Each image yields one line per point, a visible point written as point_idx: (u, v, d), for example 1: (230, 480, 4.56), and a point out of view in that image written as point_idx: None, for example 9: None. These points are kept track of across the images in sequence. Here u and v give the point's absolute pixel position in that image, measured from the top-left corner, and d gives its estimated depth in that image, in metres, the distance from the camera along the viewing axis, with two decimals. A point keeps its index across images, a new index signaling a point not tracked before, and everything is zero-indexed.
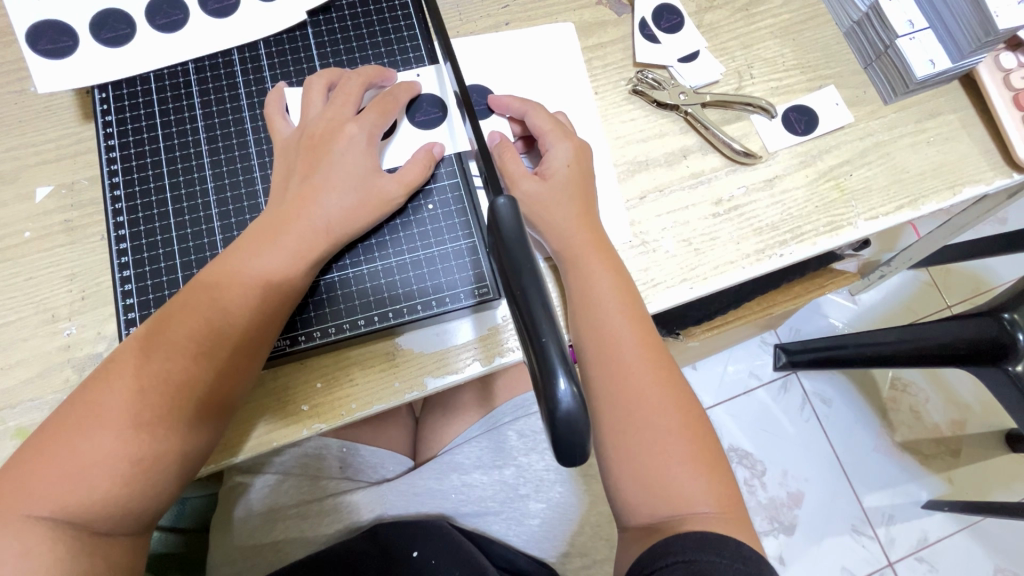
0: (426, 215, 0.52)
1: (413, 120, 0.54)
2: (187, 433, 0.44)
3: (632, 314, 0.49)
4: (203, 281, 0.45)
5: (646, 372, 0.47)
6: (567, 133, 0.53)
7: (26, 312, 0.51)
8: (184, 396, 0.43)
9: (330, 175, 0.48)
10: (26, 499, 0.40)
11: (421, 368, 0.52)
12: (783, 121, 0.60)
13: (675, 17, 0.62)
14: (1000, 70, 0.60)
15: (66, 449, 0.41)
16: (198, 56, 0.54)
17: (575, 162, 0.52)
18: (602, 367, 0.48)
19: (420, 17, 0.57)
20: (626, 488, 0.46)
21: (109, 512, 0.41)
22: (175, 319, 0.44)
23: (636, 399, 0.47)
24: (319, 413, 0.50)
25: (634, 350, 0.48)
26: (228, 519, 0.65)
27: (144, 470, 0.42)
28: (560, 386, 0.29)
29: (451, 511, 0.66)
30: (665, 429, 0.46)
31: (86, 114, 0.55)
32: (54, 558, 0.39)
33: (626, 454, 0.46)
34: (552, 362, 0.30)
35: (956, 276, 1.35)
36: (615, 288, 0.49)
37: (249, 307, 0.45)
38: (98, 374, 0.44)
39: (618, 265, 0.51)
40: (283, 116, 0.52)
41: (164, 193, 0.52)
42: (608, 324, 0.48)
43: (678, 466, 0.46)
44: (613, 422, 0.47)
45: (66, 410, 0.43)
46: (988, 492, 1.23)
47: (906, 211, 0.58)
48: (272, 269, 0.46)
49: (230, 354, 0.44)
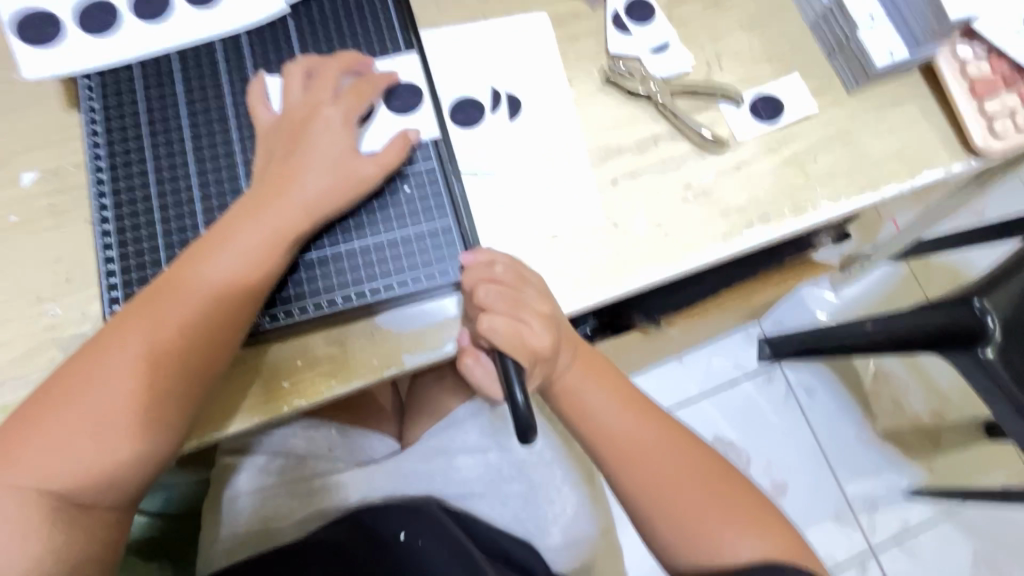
0: (403, 197, 0.54)
1: (390, 106, 0.55)
2: (172, 404, 0.45)
3: (617, 392, 0.53)
4: (189, 256, 0.47)
5: (650, 443, 0.51)
6: (515, 302, 0.49)
7: (12, 294, 0.52)
8: (169, 366, 0.45)
9: (308, 158, 0.49)
10: (12, 468, 0.41)
11: (402, 346, 0.53)
12: (751, 109, 0.62)
13: (647, 9, 0.64)
14: (956, 59, 0.62)
15: (54, 417, 0.42)
16: (181, 45, 0.55)
17: (513, 319, 0.49)
18: (623, 469, 0.51)
19: (398, 8, 0.59)
20: (682, 552, 0.50)
21: (95, 482, 0.43)
22: (162, 293, 0.46)
23: (657, 476, 0.50)
24: (301, 389, 0.52)
25: (638, 437, 0.52)
26: (218, 503, 0.66)
27: (131, 440, 0.43)
28: (518, 395, 0.46)
29: (439, 492, 0.66)
30: (688, 485, 0.50)
31: (71, 103, 0.57)
32: (37, 527, 0.41)
33: (665, 522, 0.50)
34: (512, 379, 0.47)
35: (933, 268, 1.38)
36: (602, 391, 0.53)
37: (226, 316, 0.46)
38: (71, 375, 0.44)
39: (594, 367, 0.54)
40: (265, 103, 0.53)
41: (147, 177, 0.53)
42: (608, 426, 0.52)
43: (714, 516, 0.49)
44: (647, 504, 0.50)
45: (38, 409, 0.43)
46: (966, 479, 1.26)
47: (870, 195, 0.61)
48: (249, 278, 0.47)
49: (214, 327, 0.46)
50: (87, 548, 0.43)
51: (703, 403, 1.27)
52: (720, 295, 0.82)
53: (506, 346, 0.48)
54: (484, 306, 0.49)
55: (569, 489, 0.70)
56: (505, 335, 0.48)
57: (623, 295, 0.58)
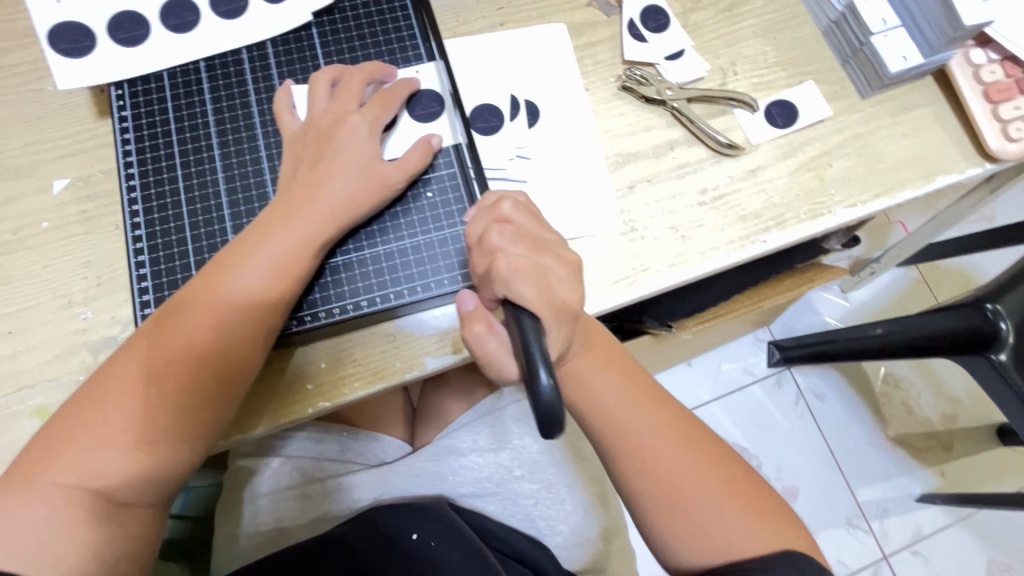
0: (426, 203, 0.55)
1: (412, 113, 0.57)
2: (205, 405, 0.46)
3: (629, 385, 0.52)
4: (220, 260, 0.48)
5: (660, 436, 0.50)
6: (536, 244, 0.47)
7: (44, 298, 0.53)
8: (202, 368, 0.46)
9: (335, 164, 0.50)
10: (54, 468, 0.42)
11: (420, 347, 0.54)
12: (766, 115, 0.63)
13: (662, 17, 0.65)
14: (970, 65, 0.63)
15: (94, 418, 0.44)
16: (209, 55, 0.57)
17: (535, 264, 0.45)
18: (631, 465, 0.50)
19: (419, 18, 0.60)
20: (688, 547, 0.49)
21: (132, 482, 0.44)
22: (194, 295, 0.47)
23: (666, 471, 0.49)
24: (322, 391, 0.53)
25: (649, 433, 0.50)
26: (236, 503, 0.67)
27: (164, 439, 0.45)
28: (542, 380, 0.38)
29: (450, 492, 0.68)
30: (697, 482, 0.49)
31: (101, 112, 0.58)
32: (72, 528, 0.41)
33: (672, 516, 0.49)
34: (537, 364, 0.39)
35: (944, 272, 1.38)
36: (615, 383, 0.51)
37: (254, 326, 0.47)
38: (105, 380, 0.45)
39: (607, 356, 0.52)
40: (291, 111, 0.54)
41: (177, 184, 0.54)
42: (618, 419, 0.50)
43: (725, 512, 0.49)
44: (654, 499, 0.49)
45: (72, 412, 0.44)
46: (979, 484, 1.25)
47: (883, 199, 0.61)
48: (275, 286, 0.48)
49: (245, 329, 0.47)
50: (124, 548, 0.44)
51: (713, 407, 1.27)
52: (732, 300, 0.82)
53: (534, 298, 0.44)
54: (499, 249, 0.46)
55: (580, 488, 0.70)
56: (531, 282, 0.44)
57: (640, 298, 0.58)
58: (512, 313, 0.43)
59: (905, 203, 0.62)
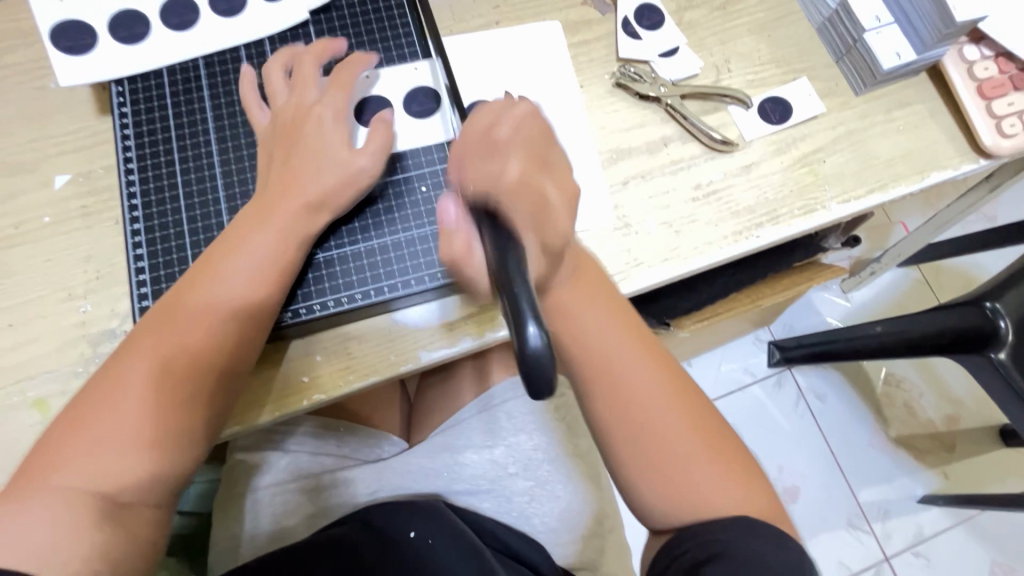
0: (419, 197, 0.56)
1: (406, 110, 0.57)
2: (203, 399, 0.47)
3: (613, 321, 0.51)
4: (203, 261, 0.49)
5: (644, 380, 0.50)
6: (542, 155, 0.45)
7: (45, 291, 0.54)
8: (199, 363, 0.47)
9: (308, 157, 0.51)
10: (54, 477, 0.42)
11: (415, 342, 0.54)
12: (759, 112, 0.63)
13: (656, 15, 0.65)
14: (964, 61, 0.63)
15: (90, 425, 0.44)
16: (208, 52, 0.58)
17: (537, 174, 0.43)
18: (609, 401, 0.49)
19: (415, 16, 0.61)
20: (653, 489, 0.49)
21: (135, 480, 0.44)
22: (181, 298, 0.48)
23: (642, 410, 0.49)
24: (318, 384, 0.53)
25: (632, 373, 0.50)
26: (233, 499, 0.67)
27: (168, 424, 0.45)
28: (530, 328, 0.29)
29: (445, 489, 0.68)
30: (674, 432, 0.49)
31: (102, 109, 0.59)
32: (79, 530, 0.41)
33: (640, 460, 0.49)
34: (523, 311, 0.30)
35: (945, 272, 1.38)
36: (600, 317, 0.50)
37: (250, 309, 0.48)
38: (102, 380, 0.46)
39: (597, 284, 0.51)
40: (259, 106, 0.55)
41: (175, 179, 0.55)
42: (601, 355, 0.50)
43: (695, 463, 0.49)
44: (630, 441, 0.49)
45: (71, 416, 0.45)
46: (982, 486, 1.25)
47: (879, 195, 0.61)
48: (268, 271, 0.49)
49: (234, 323, 0.48)
50: (129, 547, 0.43)
51: None
52: (730, 299, 0.83)
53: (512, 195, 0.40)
54: (502, 154, 0.43)
55: (575, 484, 0.69)
56: (528, 190, 0.41)
57: (633, 293, 0.58)
58: (495, 237, 0.35)
59: (900, 199, 0.63)
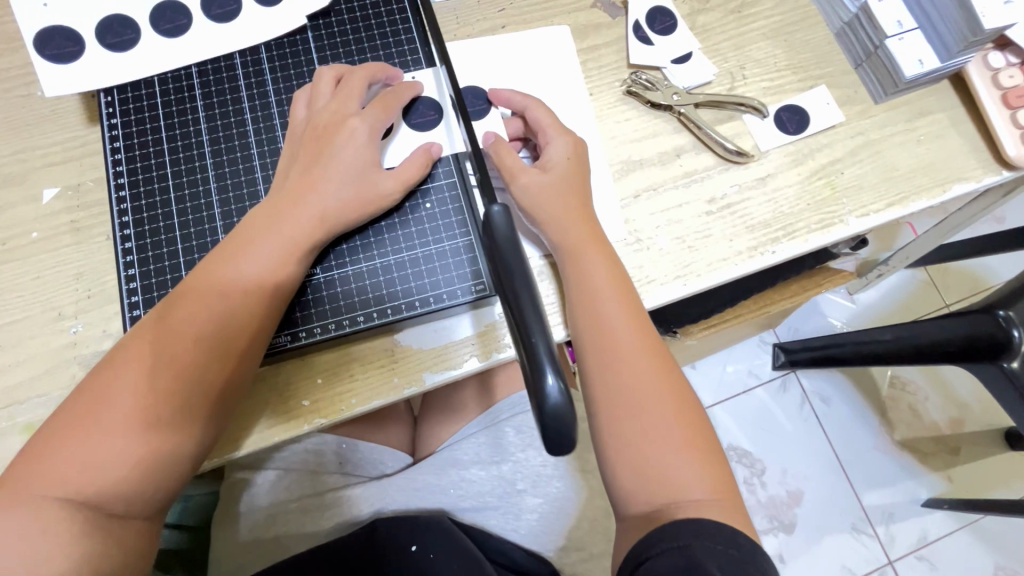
0: (424, 214, 0.54)
1: (410, 122, 0.55)
2: (201, 405, 0.45)
3: (622, 288, 0.50)
4: (214, 254, 0.47)
5: (639, 346, 0.49)
6: (580, 174, 0.53)
7: (34, 311, 0.52)
8: (201, 358, 0.44)
9: (331, 169, 0.49)
10: (47, 470, 0.41)
11: (421, 363, 0.53)
12: (775, 121, 0.61)
13: (669, 18, 0.63)
14: (988, 69, 0.61)
15: (89, 416, 0.42)
16: (201, 60, 0.55)
17: (577, 182, 0.53)
18: (598, 357, 0.49)
19: (418, 21, 0.58)
20: (629, 466, 0.47)
21: (126, 484, 0.42)
22: (187, 293, 0.46)
23: (637, 386, 0.48)
24: (319, 408, 0.51)
25: (630, 337, 0.49)
26: (232, 517, 0.65)
27: (165, 421, 0.43)
28: (548, 382, 0.33)
29: (451, 506, 0.66)
30: (653, 407, 0.47)
31: (92, 118, 0.56)
32: (67, 538, 0.40)
33: (623, 434, 0.47)
34: (542, 363, 0.34)
35: (953, 274, 1.36)
36: (611, 281, 0.50)
37: (255, 308, 0.46)
38: (105, 366, 0.44)
39: (614, 258, 0.52)
40: (302, 102, 0.53)
41: (168, 194, 0.53)
42: (603, 315, 0.49)
43: (676, 453, 0.47)
44: (609, 401, 0.48)
45: (72, 404, 0.43)
46: (987, 490, 1.24)
47: (898, 209, 0.59)
48: (270, 264, 0.47)
49: (236, 328, 0.46)
50: (120, 560, 0.42)
51: (717, 410, 1.26)
52: (737, 305, 0.80)
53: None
54: (547, 164, 0.53)
55: (583, 502, 0.67)
56: (571, 196, 0.52)
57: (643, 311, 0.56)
58: (502, 267, 0.37)
59: (920, 212, 0.60)
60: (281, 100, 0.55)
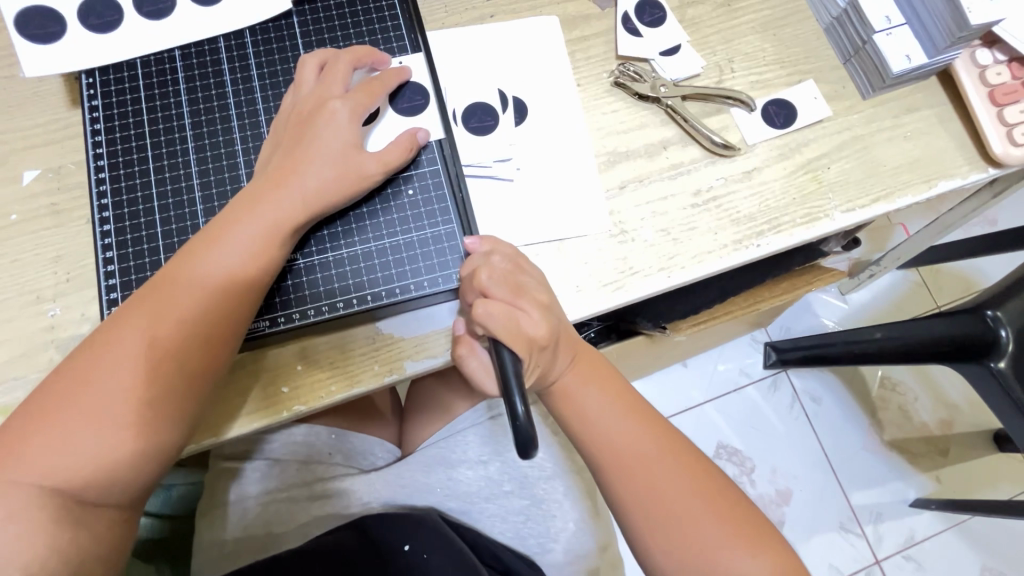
0: (406, 201, 0.53)
1: (396, 108, 0.55)
2: (180, 396, 0.44)
3: (610, 393, 0.52)
4: (188, 245, 0.47)
5: (644, 445, 0.50)
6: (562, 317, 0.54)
7: (11, 294, 0.52)
8: (181, 350, 0.44)
9: (312, 152, 0.48)
10: (22, 460, 0.41)
11: (400, 352, 0.52)
12: (763, 115, 0.61)
13: (657, 11, 0.62)
14: (976, 66, 0.61)
15: (62, 409, 0.42)
16: (184, 43, 0.55)
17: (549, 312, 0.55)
18: (608, 465, 0.50)
19: (404, 8, 0.58)
20: (651, 534, 0.48)
21: (103, 477, 0.42)
22: (167, 280, 0.45)
23: (650, 483, 0.49)
24: (297, 396, 0.51)
25: (631, 439, 0.50)
26: (218, 504, 0.65)
27: (143, 414, 0.43)
28: (518, 406, 0.42)
29: (439, 505, 0.66)
30: (674, 493, 0.48)
31: (73, 101, 0.56)
32: (36, 526, 0.40)
33: (665, 539, 0.48)
34: (513, 391, 0.43)
35: (945, 276, 1.36)
36: (599, 395, 0.52)
37: (236, 298, 0.46)
38: (82, 357, 0.43)
39: (590, 364, 0.53)
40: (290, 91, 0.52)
41: (148, 178, 0.53)
42: (600, 428, 0.50)
43: (711, 535, 0.47)
44: (647, 523, 0.48)
45: (46, 396, 0.42)
46: (974, 491, 1.24)
47: (883, 204, 0.59)
48: (250, 253, 0.46)
49: (216, 317, 0.45)
50: (94, 550, 0.42)
51: (708, 408, 1.25)
52: (727, 301, 0.79)
53: (506, 334, 0.46)
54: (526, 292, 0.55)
55: (571, 502, 0.67)
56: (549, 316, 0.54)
57: (627, 304, 0.56)
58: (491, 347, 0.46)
59: (906, 208, 0.61)
60: (265, 85, 0.55)
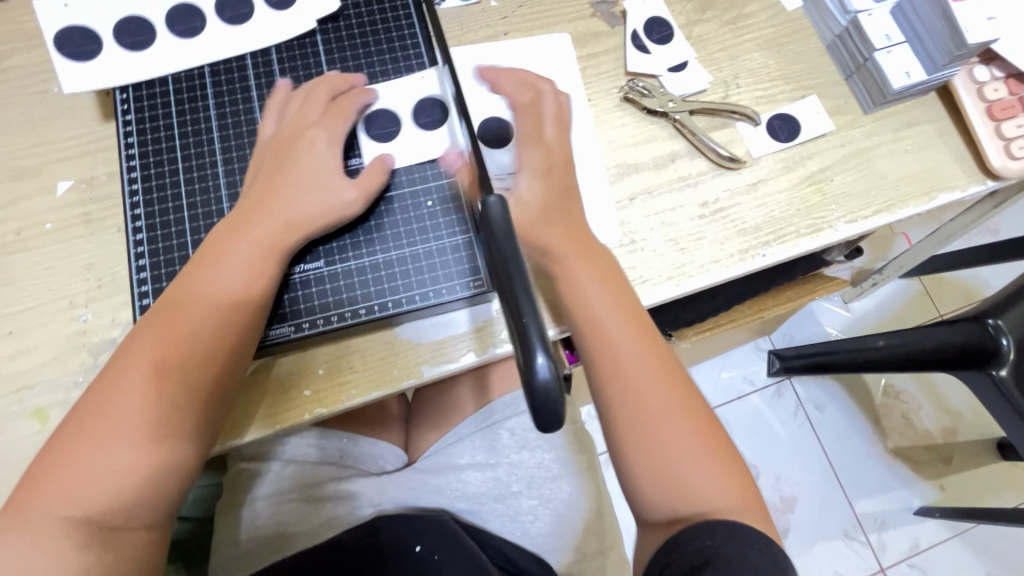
0: (426, 211, 0.55)
1: (415, 122, 0.57)
2: (198, 414, 0.46)
3: (614, 296, 0.52)
4: (192, 275, 0.49)
5: (638, 354, 0.50)
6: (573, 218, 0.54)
7: (45, 299, 0.54)
8: (197, 369, 0.46)
9: (295, 181, 0.51)
10: (54, 486, 0.42)
11: (417, 357, 0.54)
12: (767, 129, 0.63)
13: (665, 28, 0.65)
14: (974, 82, 0.63)
15: (88, 432, 0.44)
16: (214, 60, 0.57)
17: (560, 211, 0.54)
18: (600, 361, 0.50)
19: (422, 26, 0.60)
20: (628, 437, 0.49)
21: (130, 499, 0.43)
22: (181, 305, 0.47)
23: (636, 387, 0.49)
24: (319, 398, 0.53)
25: (628, 343, 0.50)
26: (236, 505, 0.66)
27: (165, 432, 0.44)
28: (540, 361, 0.32)
29: (449, 507, 0.67)
30: (660, 405, 0.49)
31: (106, 115, 0.58)
32: (71, 547, 0.41)
33: (642, 451, 0.48)
34: (532, 339, 0.32)
35: (947, 284, 1.38)
36: (604, 294, 0.52)
37: (244, 317, 0.48)
38: (104, 383, 0.45)
39: (600, 268, 0.53)
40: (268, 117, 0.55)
41: (179, 189, 0.55)
42: (601, 324, 0.51)
43: (687, 460, 0.48)
44: (628, 426, 0.49)
45: (73, 423, 0.44)
46: (977, 499, 1.25)
47: (885, 215, 0.61)
48: (251, 277, 0.49)
49: (227, 336, 0.47)
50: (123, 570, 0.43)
51: None
52: (733, 309, 0.81)
53: None
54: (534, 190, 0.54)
55: (578, 502, 0.69)
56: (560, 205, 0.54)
57: None
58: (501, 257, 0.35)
59: (906, 219, 0.62)
60: None
